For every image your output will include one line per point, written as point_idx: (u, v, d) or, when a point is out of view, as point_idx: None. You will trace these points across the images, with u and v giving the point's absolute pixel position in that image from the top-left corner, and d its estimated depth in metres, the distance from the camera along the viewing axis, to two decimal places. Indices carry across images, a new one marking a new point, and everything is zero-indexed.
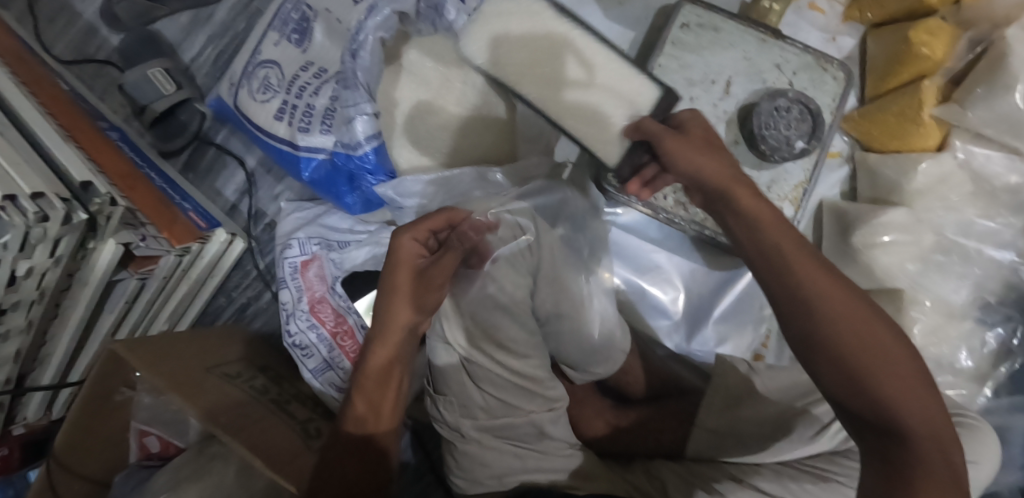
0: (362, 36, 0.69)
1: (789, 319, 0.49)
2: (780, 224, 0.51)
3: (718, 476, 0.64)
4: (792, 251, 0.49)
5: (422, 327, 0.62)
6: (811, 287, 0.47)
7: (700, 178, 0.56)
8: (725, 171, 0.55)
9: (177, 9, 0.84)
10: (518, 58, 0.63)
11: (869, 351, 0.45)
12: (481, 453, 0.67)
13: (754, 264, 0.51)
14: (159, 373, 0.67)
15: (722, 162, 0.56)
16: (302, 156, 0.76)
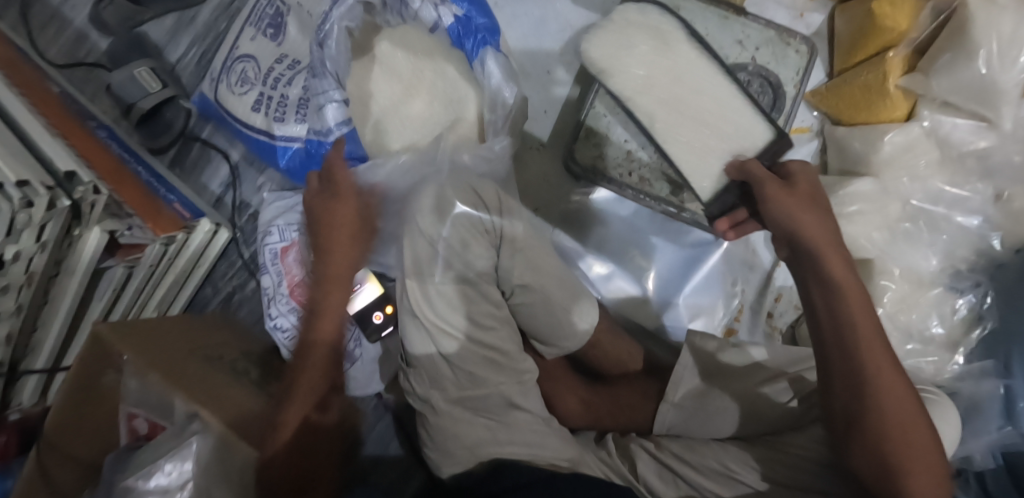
0: (328, 26, 0.71)
1: (841, 384, 0.56)
2: (863, 305, 0.57)
3: (692, 458, 0.68)
4: (866, 333, 0.55)
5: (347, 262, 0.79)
6: (871, 368, 0.55)
7: (789, 230, 0.60)
8: (822, 230, 0.59)
9: (161, 12, 0.89)
10: (641, 76, 0.71)
11: (908, 441, 0.54)
12: (452, 424, 0.69)
13: (824, 332, 0.57)
14: (143, 354, 0.71)
15: (815, 217, 0.59)
16: (279, 145, 0.79)
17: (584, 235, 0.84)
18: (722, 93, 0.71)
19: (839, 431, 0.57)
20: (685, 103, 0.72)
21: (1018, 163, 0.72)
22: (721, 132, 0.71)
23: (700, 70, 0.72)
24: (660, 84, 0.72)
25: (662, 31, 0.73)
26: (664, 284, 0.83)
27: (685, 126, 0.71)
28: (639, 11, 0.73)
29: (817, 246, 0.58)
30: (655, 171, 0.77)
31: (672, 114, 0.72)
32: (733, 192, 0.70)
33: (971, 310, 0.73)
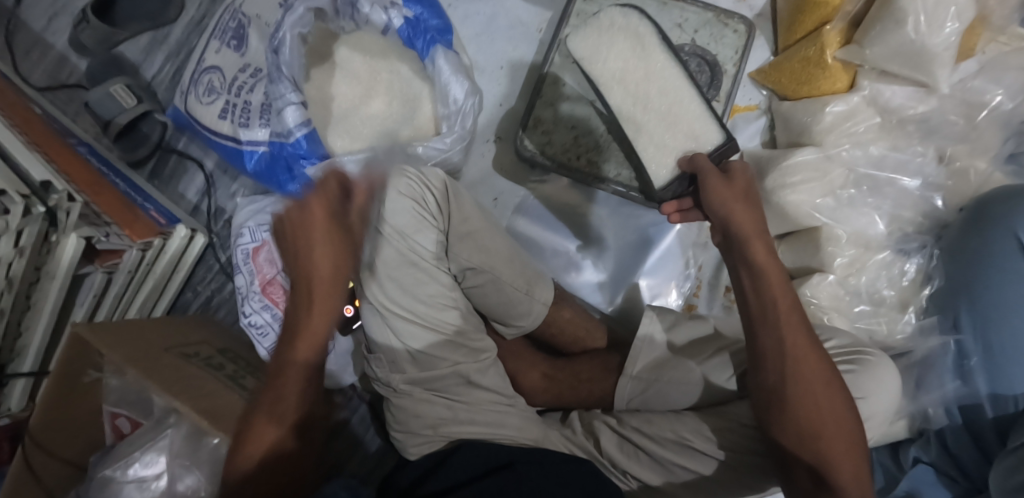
0: (282, 33, 0.76)
1: (767, 362, 0.57)
2: (785, 287, 0.58)
3: (656, 435, 0.67)
4: (787, 314, 0.57)
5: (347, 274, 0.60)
6: (793, 350, 0.56)
7: (720, 216, 0.60)
8: (750, 218, 0.59)
9: (137, 31, 0.97)
10: (614, 68, 0.74)
11: (825, 419, 0.55)
12: (413, 405, 0.71)
13: (751, 313, 0.59)
14: (119, 350, 0.73)
15: (744, 205, 0.60)
16: (245, 150, 0.83)
17: (545, 222, 0.86)
18: (687, 95, 0.72)
19: (763, 411, 0.58)
20: (653, 101, 0.73)
21: (956, 122, 0.74)
22: (684, 132, 0.72)
23: (672, 72, 0.73)
24: (634, 79, 0.73)
25: (640, 33, 0.74)
26: (624, 265, 0.85)
27: (650, 122, 0.73)
28: (623, 14, 0.74)
29: (744, 231, 0.59)
30: (603, 153, 0.81)
31: (639, 110, 0.74)
32: (684, 182, 0.71)
33: (918, 271, 0.76)
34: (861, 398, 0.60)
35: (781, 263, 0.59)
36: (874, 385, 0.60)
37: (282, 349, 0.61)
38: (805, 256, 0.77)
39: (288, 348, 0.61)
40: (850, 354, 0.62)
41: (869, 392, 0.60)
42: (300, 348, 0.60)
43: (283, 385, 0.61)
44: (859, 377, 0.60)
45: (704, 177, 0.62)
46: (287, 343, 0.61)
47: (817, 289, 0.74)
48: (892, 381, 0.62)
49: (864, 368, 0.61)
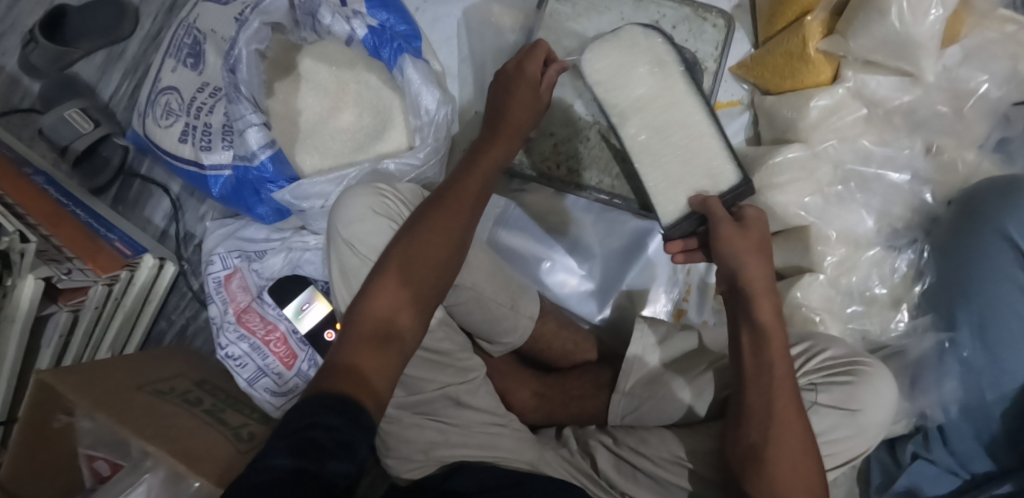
0: (237, 50, 0.71)
1: (749, 419, 0.56)
2: (784, 353, 0.56)
3: (651, 452, 0.66)
4: (783, 375, 0.55)
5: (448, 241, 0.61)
6: (781, 411, 0.54)
7: (726, 267, 0.59)
8: (759, 273, 0.58)
9: (90, 49, 0.91)
10: (630, 95, 0.68)
11: (795, 483, 0.53)
12: (403, 430, 0.69)
13: (744, 365, 0.57)
14: (90, 397, 0.71)
15: (757, 260, 0.58)
16: (210, 175, 0.78)
17: (528, 232, 0.83)
18: (707, 128, 0.66)
19: (737, 464, 0.56)
20: (674, 136, 0.66)
21: (943, 114, 0.72)
22: (699, 168, 0.66)
23: (692, 103, 0.67)
24: (652, 109, 0.67)
25: (663, 57, 0.68)
26: (609, 272, 0.83)
27: (666, 156, 0.67)
28: (645, 34, 0.68)
29: (753, 283, 0.58)
30: (583, 161, 0.81)
31: (654, 144, 0.67)
32: (693, 222, 0.65)
33: (910, 266, 0.75)
34: (859, 409, 0.58)
35: (784, 326, 0.58)
36: (870, 396, 0.59)
37: (398, 248, 0.60)
38: (795, 256, 0.74)
39: (413, 247, 0.60)
40: (845, 366, 0.61)
41: (867, 403, 0.59)
42: (432, 247, 0.60)
43: (391, 276, 0.59)
44: (858, 387, 0.59)
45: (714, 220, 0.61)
46: (401, 250, 0.60)
47: (808, 289, 0.72)
48: (890, 393, 0.60)
49: (861, 378, 0.59)
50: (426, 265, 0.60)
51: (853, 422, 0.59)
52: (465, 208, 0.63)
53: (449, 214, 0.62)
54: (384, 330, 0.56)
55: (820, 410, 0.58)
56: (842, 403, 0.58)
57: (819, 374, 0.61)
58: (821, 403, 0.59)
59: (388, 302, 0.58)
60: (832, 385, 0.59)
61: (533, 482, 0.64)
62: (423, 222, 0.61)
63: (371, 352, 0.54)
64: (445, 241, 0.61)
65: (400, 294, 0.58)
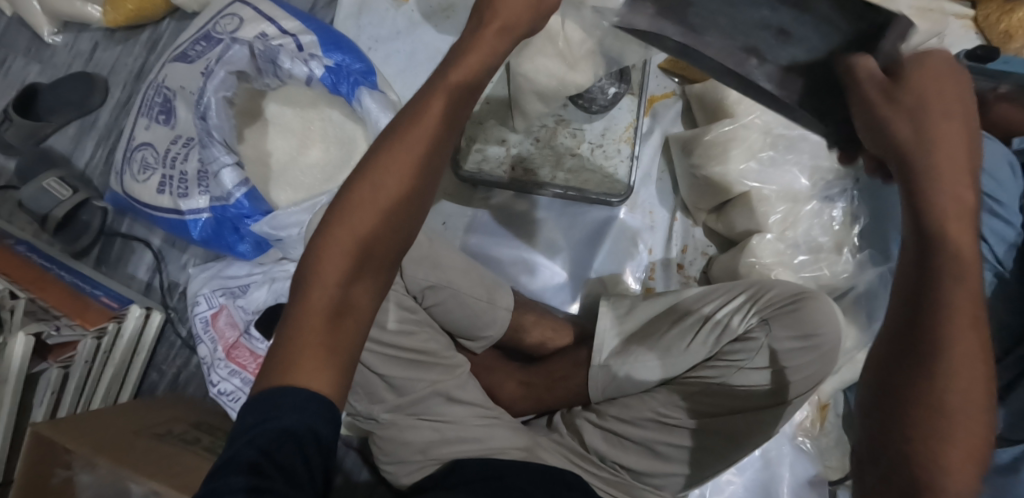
0: (206, 99, 0.77)
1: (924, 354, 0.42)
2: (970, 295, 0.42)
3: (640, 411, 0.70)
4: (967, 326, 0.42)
5: (402, 188, 0.50)
6: (968, 360, 0.42)
7: (883, 139, 0.42)
8: (959, 169, 0.42)
9: (63, 122, 0.96)
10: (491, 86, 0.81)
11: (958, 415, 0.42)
12: (399, 432, 0.71)
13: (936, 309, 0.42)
14: (91, 443, 0.73)
15: (959, 182, 0.42)
16: (189, 219, 0.83)
17: (494, 235, 0.87)
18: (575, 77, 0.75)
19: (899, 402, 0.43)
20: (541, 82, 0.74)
21: None
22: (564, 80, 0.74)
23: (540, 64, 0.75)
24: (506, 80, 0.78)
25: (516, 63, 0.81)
26: (579, 261, 0.87)
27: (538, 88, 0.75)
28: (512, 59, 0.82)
29: (960, 207, 0.42)
30: (534, 160, 0.81)
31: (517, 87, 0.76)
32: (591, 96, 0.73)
33: (845, 214, 0.80)
34: (815, 331, 0.66)
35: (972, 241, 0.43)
36: (821, 318, 0.66)
37: (355, 193, 0.50)
38: (744, 220, 0.81)
39: (366, 191, 0.50)
40: (794, 296, 0.67)
41: (821, 325, 0.66)
42: (394, 197, 0.50)
43: (343, 230, 0.49)
44: (802, 310, 0.66)
45: (939, 90, 0.42)
46: (358, 194, 0.50)
47: (758, 248, 0.78)
48: (835, 315, 0.67)
49: (806, 302, 0.67)
50: (370, 215, 0.49)
51: (810, 343, 0.66)
52: (422, 149, 0.50)
53: (405, 153, 0.50)
54: (338, 302, 0.49)
55: (776, 337, 0.67)
56: (795, 329, 0.66)
57: (770, 308, 0.68)
58: (775, 330, 0.67)
59: (339, 265, 0.49)
60: (782, 315, 0.67)
61: (512, 470, 0.66)
62: (383, 158, 0.50)
63: (325, 330, 0.48)
64: (405, 184, 0.50)
65: (343, 252, 0.49)
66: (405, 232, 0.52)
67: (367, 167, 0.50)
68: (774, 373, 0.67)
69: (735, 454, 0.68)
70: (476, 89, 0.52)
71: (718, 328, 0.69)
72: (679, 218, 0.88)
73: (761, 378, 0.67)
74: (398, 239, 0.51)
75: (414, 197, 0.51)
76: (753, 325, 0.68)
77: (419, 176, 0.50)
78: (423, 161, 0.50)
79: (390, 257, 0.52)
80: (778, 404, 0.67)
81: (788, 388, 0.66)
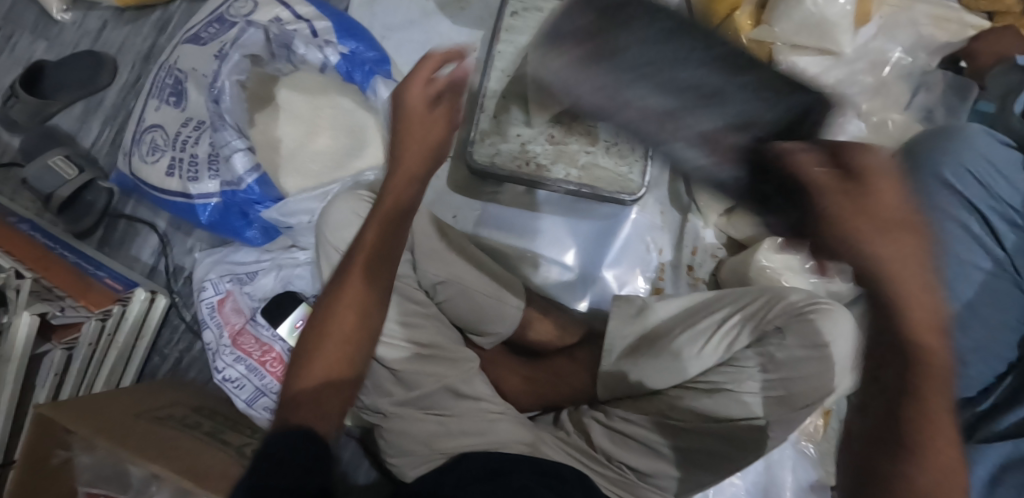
0: (220, 82, 0.76)
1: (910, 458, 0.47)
2: (943, 395, 0.47)
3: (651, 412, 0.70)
4: (941, 411, 0.47)
5: (370, 289, 0.64)
6: (940, 444, 0.48)
7: (866, 264, 0.41)
8: (923, 296, 0.43)
9: (68, 101, 0.95)
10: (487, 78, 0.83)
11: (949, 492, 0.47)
12: (405, 426, 0.71)
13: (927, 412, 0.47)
14: (89, 424, 0.72)
15: (929, 298, 0.43)
16: (198, 203, 0.82)
17: (503, 230, 0.87)
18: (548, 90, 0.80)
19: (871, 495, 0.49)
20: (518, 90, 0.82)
21: (863, 83, 0.82)
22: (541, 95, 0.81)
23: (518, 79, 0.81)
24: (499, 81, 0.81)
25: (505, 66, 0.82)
26: (588, 258, 0.87)
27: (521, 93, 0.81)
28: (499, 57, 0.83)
29: (931, 322, 0.44)
30: (549, 156, 0.80)
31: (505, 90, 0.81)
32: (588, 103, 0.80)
33: None
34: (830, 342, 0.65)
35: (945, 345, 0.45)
36: (834, 328, 0.65)
37: (330, 299, 0.63)
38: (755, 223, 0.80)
39: (340, 298, 0.63)
40: (808, 304, 0.68)
41: (835, 335, 0.65)
42: (368, 288, 0.63)
43: (326, 331, 0.62)
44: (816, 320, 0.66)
45: (894, 220, 0.41)
46: (333, 300, 0.63)
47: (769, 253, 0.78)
48: (849, 326, 0.66)
49: (821, 312, 0.66)
50: (345, 315, 0.62)
51: (824, 353, 0.65)
52: (384, 260, 0.64)
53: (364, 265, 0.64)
54: (314, 393, 0.59)
55: (789, 345, 0.66)
56: (807, 339, 0.66)
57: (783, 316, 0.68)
58: (788, 341, 0.66)
59: (318, 361, 0.61)
60: (796, 322, 0.67)
61: (516, 465, 0.64)
62: (348, 263, 0.64)
63: (309, 420, 0.56)
64: (370, 286, 0.63)
65: (327, 349, 0.61)
66: (372, 321, 0.63)
67: (340, 281, 0.64)
68: (784, 382, 0.66)
69: (742, 459, 0.66)
70: (417, 178, 0.61)
71: (729, 337, 0.70)
72: (691, 221, 0.87)
73: (772, 390, 0.66)
74: (368, 328, 0.63)
75: (381, 293, 0.64)
76: (769, 331, 0.68)
77: (385, 279, 0.65)
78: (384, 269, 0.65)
79: (364, 345, 0.63)
80: (785, 413, 0.66)
81: (798, 396, 0.65)
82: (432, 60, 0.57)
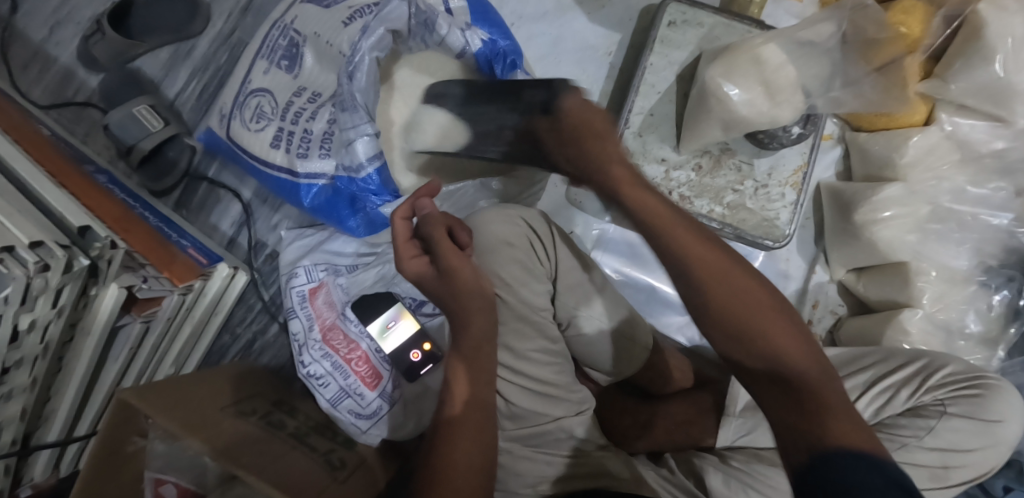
0: (358, 57, 0.68)
1: (749, 347, 0.51)
2: (764, 304, 0.52)
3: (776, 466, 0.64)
4: (773, 323, 0.51)
5: (473, 381, 0.62)
6: (794, 348, 0.50)
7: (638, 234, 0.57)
8: (674, 225, 0.54)
9: (156, 44, 0.85)
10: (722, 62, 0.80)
11: (827, 394, 0.48)
12: (514, 463, 0.66)
13: (710, 317, 0.52)
14: (176, 416, 0.65)
15: (693, 235, 0.54)
16: (302, 184, 0.75)
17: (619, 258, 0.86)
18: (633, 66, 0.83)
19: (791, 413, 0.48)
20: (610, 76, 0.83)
21: None
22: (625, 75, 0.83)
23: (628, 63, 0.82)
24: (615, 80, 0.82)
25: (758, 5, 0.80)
26: None
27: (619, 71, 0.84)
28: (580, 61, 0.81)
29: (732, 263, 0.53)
30: (694, 188, 0.75)
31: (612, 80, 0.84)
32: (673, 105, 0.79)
33: (1007, 304, 0.76)
34: (998, 420, 0.61)
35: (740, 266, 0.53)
36: (1004, 407, 0.61)
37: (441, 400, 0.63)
38: (892, 290, 0.77)
39: (446, 397, 0.63)
40: (970, 380, 0.63)
41: (1002, 413, 0.61)
42: (471, 384, 0.62)
43: (443, 429, 0.61)
44: (988, 396, 0.61)
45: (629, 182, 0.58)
46: (441, 400, 0.63)
47: (908, 323, 0.74)
48: (1018, 409, 0.62)
49: (988, 392, 0.62)
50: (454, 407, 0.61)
51: (989, 432, 0.61)
52: (483, 353, 0.62)
53: (464, 361, 0.63)
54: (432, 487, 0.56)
55: (952, 420, 0.60)
56: (971, 413, 0.61)
57: (943, 391, 0.62)
58: (950, 414, 0.61)
59: (439, 456, 0.58)
60: (960, 398, 0.62)
61: None
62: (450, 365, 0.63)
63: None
64: (467, 383, 0.62)
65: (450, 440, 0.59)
66: (487, 421, 0.61)
67: (447, 380, 0.63)
68: (942, 456, 0.60)
69: None
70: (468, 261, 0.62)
71: (882, 399, 0.64)
72: (817, 272, 0.83)
73: (930, 460, 0.60)
74: (477, 423, 0.60)
75: (485, 381, 0.62)
76: (927, 404, 0.62)
77: (483, 367, 0.62)
78: (482, 361, 0.63)
79: (478, 439, 0.60)
80: (934, 487, 0.61)
81: (952, 471, 0.60)
82: (418, 196, 0.64)
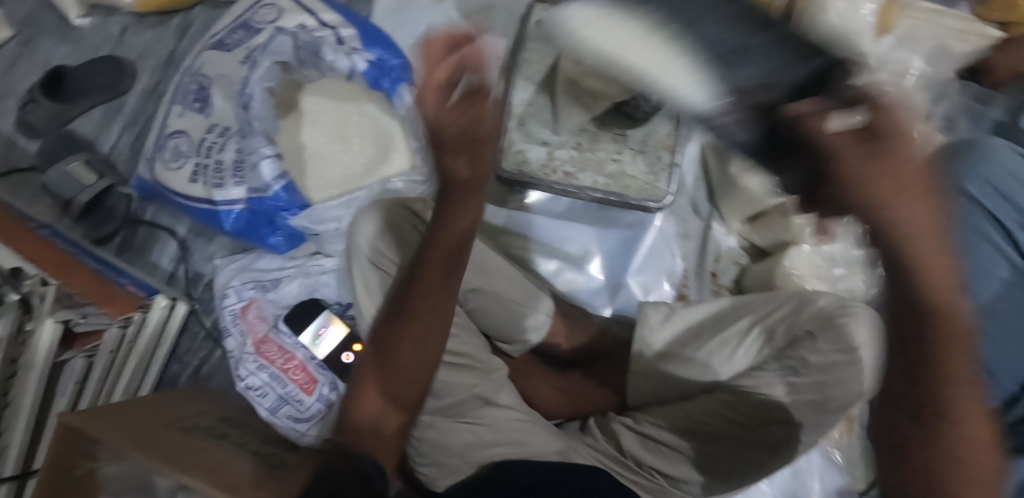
0: (250, 88, 0.78)
1: (951, 378, 0.51)
2: (961, 349, 0.50)
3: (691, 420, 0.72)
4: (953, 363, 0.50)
5: (442, 285, 0.66)
6: (958, 408, 0.51)
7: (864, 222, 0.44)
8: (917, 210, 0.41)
9: (88, 106, 0.94)
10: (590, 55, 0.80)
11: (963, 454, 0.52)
12: (438, 435, 0.69)
13: (922, 332, 0.49)
14: (124, 437, 0.69)
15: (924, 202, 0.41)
16: (222, 210, 0.82)
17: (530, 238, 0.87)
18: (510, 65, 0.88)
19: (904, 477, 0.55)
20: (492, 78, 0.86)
21: None
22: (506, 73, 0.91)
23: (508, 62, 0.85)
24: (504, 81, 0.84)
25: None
26: (617, 264, 0.88)
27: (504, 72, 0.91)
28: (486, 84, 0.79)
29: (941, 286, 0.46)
30: (577, 164, 0.82)
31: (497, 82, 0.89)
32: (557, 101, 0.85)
33: None
34: (860, 346, 0.65)
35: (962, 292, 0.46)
36: (868, 333, 0.67)
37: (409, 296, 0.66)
38: (778, 231, 0.81)
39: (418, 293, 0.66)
40: (840, 308, 0.69)
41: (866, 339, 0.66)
42: (440, 288, 0.66)
43: (408, 326, 0.66)
44: (853, 324, 0.67)
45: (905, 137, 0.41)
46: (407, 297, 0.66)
47: (794, 259, 0.80)
48: (881, 329, 0.68)
49: (852, 316, 0.68)
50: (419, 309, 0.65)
51: (855, 356, 0.65)
52: (448, 264, 0.65)
53: (435, 263, 0.65)
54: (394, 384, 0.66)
55: (818, 349, 0.67)
56: (839, 342, 0.66)
57: (813, 322, 0.69)
58: (817, 345, 0.68)
59: (399, 361, 0.65)
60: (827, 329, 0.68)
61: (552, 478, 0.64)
62: (427, 264, 0.65)
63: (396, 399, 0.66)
64: (437, 287, 0.66)
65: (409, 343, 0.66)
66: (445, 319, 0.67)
67: (416, 275, 0.65)
68: (815, 385, 0.67)
69: None
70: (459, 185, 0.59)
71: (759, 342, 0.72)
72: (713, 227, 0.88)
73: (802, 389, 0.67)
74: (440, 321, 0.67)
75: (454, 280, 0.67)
76: (798, 338, 0.69)
77: (453, 277, 0.66)
78: (452, 267, 0.66)
79: (438, 340, 0.67)
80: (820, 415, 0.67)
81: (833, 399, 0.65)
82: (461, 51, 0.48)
